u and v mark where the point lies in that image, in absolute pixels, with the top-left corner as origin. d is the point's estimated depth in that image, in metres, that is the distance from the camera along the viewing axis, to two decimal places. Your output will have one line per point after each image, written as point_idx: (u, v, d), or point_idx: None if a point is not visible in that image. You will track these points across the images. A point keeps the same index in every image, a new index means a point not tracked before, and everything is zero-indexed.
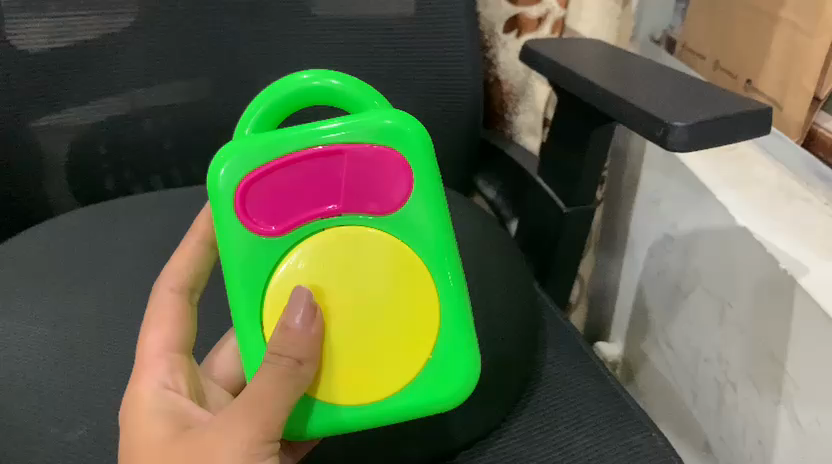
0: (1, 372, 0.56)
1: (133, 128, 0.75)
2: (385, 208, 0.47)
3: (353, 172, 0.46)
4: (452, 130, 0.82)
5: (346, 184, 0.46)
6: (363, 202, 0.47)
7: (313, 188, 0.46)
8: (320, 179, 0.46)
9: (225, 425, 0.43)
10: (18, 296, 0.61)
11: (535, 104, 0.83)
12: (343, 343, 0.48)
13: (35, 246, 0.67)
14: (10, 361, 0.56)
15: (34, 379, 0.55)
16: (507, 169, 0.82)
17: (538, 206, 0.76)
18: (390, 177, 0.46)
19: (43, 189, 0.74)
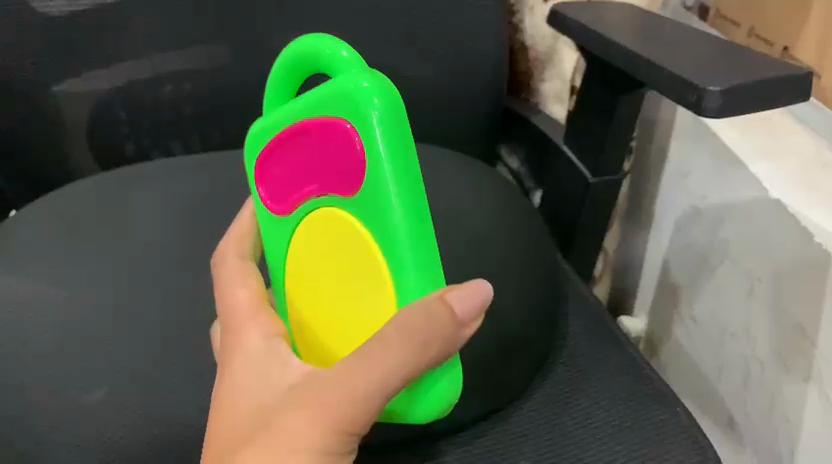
0: (22, 335, 0.56)
1: (153, 94, 0.74)
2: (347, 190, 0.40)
3: (322, 147, 0.41)
4: (475, 98, 0.80)
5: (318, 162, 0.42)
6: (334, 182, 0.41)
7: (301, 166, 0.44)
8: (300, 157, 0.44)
9: (319, 386, 0.40)
10: (39, 259, 0.61)
11: (560, 71, 0.80)
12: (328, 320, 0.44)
13: (55, 210, 0.66)
14: (31, 327, 0.56)
15: (55, 342, 0.55)
16: (532, 138, 0.80)
17: (562, 176, 0.74)
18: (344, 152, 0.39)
19: (63, 155, 0.74)
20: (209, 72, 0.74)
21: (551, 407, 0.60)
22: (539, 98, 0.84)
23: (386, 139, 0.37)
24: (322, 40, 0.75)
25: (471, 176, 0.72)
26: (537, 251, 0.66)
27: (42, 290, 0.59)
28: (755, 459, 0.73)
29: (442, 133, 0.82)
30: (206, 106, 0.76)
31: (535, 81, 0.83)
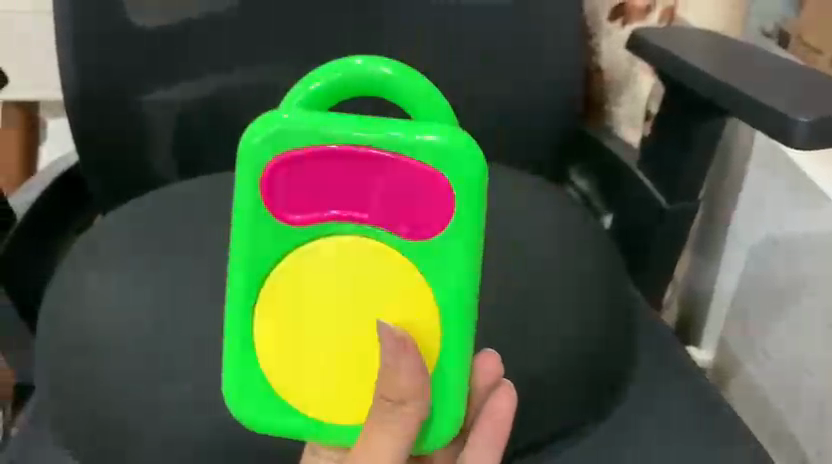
0: (103, 333, 0.58)
1: (234, 106, 0.76)
2: (415, 234, 0.39)
3: (391, 185, 0.38)
4: (548, 120, 0.80)
5: (381, 193, 0.38)
6: (418, 228, 0.39)
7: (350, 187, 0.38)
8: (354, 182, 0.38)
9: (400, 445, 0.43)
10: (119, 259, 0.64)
11: (636, 92, 0.79)
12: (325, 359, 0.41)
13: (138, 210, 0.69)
14: (112, 326, 0.58)
15: (134, 342, 0.57)
16: (605, 162, 0.80)
17: (636, 203, 0.73)
18: (434, 201, 0.38)
19: (150, 162, 0.76)
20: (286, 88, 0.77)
21: (619, 434, 0.60)
22: (611, 119, 0.83)
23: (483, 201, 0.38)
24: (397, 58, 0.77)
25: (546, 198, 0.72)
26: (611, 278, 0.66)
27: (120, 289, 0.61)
28: None
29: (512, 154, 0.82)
30: None
31: (610, 113, 0.83)
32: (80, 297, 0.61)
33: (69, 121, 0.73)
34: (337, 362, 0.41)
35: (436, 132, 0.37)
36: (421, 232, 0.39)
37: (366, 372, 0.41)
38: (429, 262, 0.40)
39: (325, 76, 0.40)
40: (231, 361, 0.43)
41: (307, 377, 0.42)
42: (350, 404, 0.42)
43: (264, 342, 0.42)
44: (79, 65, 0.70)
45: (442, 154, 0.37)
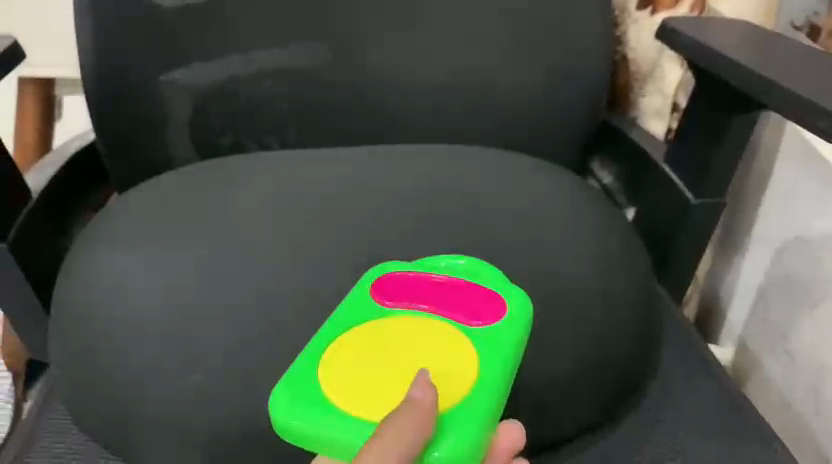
0: (115, 313, 0.57)
1: (253, 89, 0.75)
2: (469, 318, 0.45)
3: (462, 296, 0.46)
4: (571, 109, 0.78)
5: (457, 296, 0.46)
6: (479, 314, 0.45)
7: (436, 289, 0.46)
8: (446, 291, 0.46)
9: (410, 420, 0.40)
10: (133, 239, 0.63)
11: (663, 84, 0.77)
12: (372, 372, 0.41)
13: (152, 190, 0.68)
14: (124, 307, 0.57)
15: (146, 324, 0.56)
16: (629, 154, 0.78)
17: (660, 195, 0.72)
18: (485, 304, 0.46)
19: (168, 144, 0.75)
20: (306, 71, 0.75)
21: None
22: (636, 111, 0.81)
23: (529, 313, 0.46)
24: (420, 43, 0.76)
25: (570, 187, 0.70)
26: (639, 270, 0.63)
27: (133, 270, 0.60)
28: None
29: (534, 144, 0.80)
30: (302, 102, 0.76)
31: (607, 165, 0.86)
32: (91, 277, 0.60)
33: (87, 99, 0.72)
34: (376, 381, 0.40)
35: (508, 285, 0.48)
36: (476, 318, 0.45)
37: (402, 377, 0.41)
38: (487, 345, 0.43)
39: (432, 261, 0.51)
40: (285, 383, 0.41)
41: (355, 388, 0.40)
42: (373, 403, 0.39)
43: (330, 364, 0.41)
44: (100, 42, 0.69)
45: (507, 284, 0.48)
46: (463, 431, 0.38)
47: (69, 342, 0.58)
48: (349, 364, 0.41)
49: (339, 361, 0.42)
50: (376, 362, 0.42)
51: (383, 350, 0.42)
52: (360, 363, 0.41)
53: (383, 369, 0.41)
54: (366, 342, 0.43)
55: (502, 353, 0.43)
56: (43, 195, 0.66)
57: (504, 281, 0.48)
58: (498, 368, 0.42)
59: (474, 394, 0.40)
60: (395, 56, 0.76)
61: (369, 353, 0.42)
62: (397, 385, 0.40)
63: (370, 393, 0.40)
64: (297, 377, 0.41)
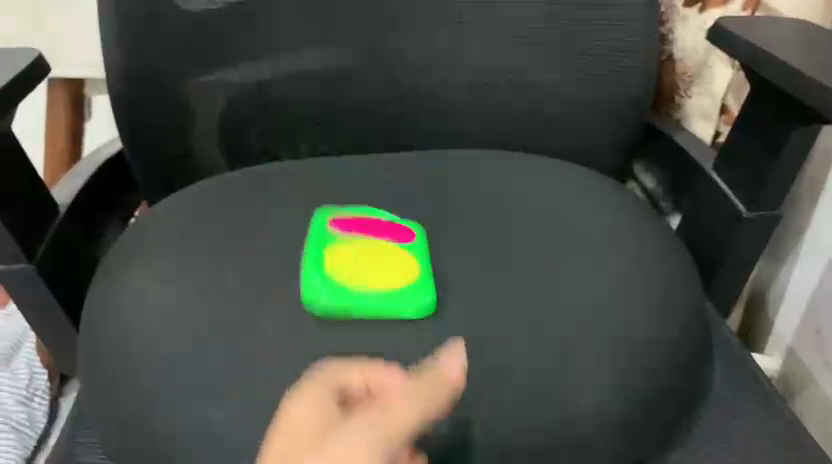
0: None
1: (282, 93, 0.73)
2: (400, 238, 0.58)
3: (380, 228, 0.59)
4: (614, 111, 0.74)
5: (378, 228, 0.59)
6: (397, 233, 0.58)
7: (363, 227, 0.59)
8: (359, 226, 0.59)
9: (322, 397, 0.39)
10: None
11: (712, 85, 0.73)
12: (335, 260, 0.55)
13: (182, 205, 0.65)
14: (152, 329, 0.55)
15: None
16: (676, 160, 0.75)
17: (707, 207, 0.68)
18: (397, 234, 0.59)
19: (196, 148, 0.73)
20: (337, 75, 0.73)
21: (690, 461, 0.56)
22: (682, 112, 0.77)
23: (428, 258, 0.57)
24: (454, 44, 0.72)
25: (617, 194, 0.66)
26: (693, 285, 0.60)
27: None
28: None
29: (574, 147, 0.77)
30: (333, 104, 0.74)
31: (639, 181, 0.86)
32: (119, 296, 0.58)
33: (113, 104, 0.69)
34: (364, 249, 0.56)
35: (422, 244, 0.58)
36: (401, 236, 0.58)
37: (402, 272, 0.54)
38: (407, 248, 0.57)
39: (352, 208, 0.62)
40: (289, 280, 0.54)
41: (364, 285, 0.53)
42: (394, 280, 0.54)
43: (340, 259, 0.55)
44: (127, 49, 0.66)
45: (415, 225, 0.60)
46: (399, 304, 0.52)
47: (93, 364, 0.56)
48: (356, 267, 0.55)
49: (339, 260, 0.55)
50: (367, 261, 0.56)
51: (369, 257, 0.56)
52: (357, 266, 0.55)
53: (385, 263, 0.55)
54: (370, 249, 0.57)
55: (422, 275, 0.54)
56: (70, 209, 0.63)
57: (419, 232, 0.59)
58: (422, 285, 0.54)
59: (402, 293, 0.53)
60: (428, 58, 0.73)
61: (356, 258, 0.56)
62: (392, 275, 0.54)
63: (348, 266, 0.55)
64: (314, 279, 0.54)
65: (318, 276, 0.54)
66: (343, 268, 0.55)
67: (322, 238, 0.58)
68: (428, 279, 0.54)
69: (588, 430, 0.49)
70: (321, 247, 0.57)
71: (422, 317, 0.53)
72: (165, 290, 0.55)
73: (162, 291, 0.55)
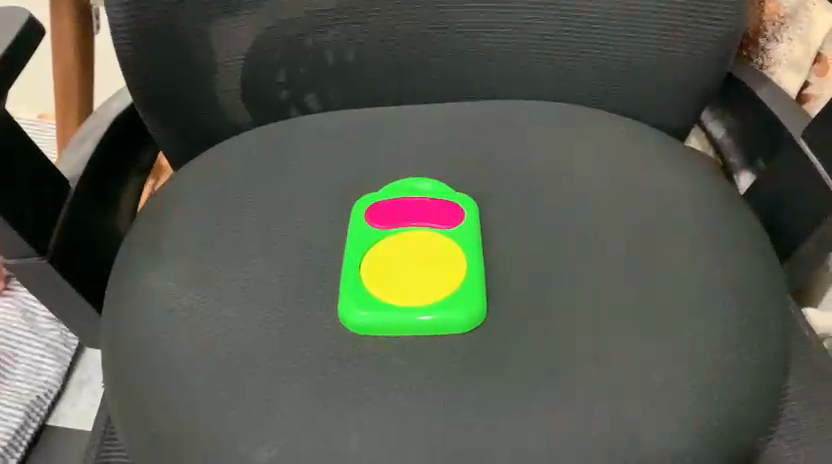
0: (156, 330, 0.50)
1: (314, 35, 0.63)
2: (448, 224, 0.52)
3: (430, 212, 0.53)
4: (697, 61, 0.64)
5: (428, 212, 0.53)
6: (448, 220, 0.52)
7: (413, 210, 0.53)
8: (402, 212, 0.53)
9: None
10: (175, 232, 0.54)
11: (807, 33, 0.64)
12: (382, 271, 0.50)
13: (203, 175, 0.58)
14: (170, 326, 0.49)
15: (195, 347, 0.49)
16: (753, 119, 0.67)
17: (799, 183, 0.61)
18: (448, 213, 0.53)
19: (217, 104, 0.66)
20: (376, 13, 0.62)
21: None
22: (767, 60, 0.67)
23: (481, 238, 0.52)
24: None
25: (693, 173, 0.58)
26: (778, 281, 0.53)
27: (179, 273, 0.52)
28: None
29: (643, 96, 0.68)
30: (370, 44, 0.64)
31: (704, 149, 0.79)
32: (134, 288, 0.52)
33: (121, 69, 0.60)
34: (409, 255, 0.51)
35: (476, 227, 0.53)
36: (451, 221, 0.52)
37: (444, 286, 0.49)
38: (461, 242, 0.51)
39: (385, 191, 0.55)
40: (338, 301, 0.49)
41: (400, 300, 0.48)
42: (433, 294, 0.49)
43: (373, 270, 0.50)
44: (128, 7, 0.56)
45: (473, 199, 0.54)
46: (456, 314, 0.47)
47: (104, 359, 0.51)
48: (392, 277, 0.50)
49: (376, 273, 0.50)
50: (406, 265, 0.51)
51: (408, 258, 0.51)
52: (395, 274, 0.50)
53: (422, 269, 0.50)
54: (406, 250, 0.51)
55: (477, 273, 0.50)
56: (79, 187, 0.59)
57: (471, 210, 0.54)
58: (477, 280, 0.49)
59: (451, 305, 0.48)
60: None
61: (394, 262, 0.51)
62: (434, 285, 0.49)
63: (399, 274, 0.50)
64: (351, 295, 0.49)
65: (351, 299, 0.48)
66: (380, 280, 0.50)
67: (364, 231, 0.52)
68: (472, 282, 0.49)
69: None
70: (361, 253, 0.51)
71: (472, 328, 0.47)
72: (195, 299, 0.50)
73: (191, 300, 0.50)
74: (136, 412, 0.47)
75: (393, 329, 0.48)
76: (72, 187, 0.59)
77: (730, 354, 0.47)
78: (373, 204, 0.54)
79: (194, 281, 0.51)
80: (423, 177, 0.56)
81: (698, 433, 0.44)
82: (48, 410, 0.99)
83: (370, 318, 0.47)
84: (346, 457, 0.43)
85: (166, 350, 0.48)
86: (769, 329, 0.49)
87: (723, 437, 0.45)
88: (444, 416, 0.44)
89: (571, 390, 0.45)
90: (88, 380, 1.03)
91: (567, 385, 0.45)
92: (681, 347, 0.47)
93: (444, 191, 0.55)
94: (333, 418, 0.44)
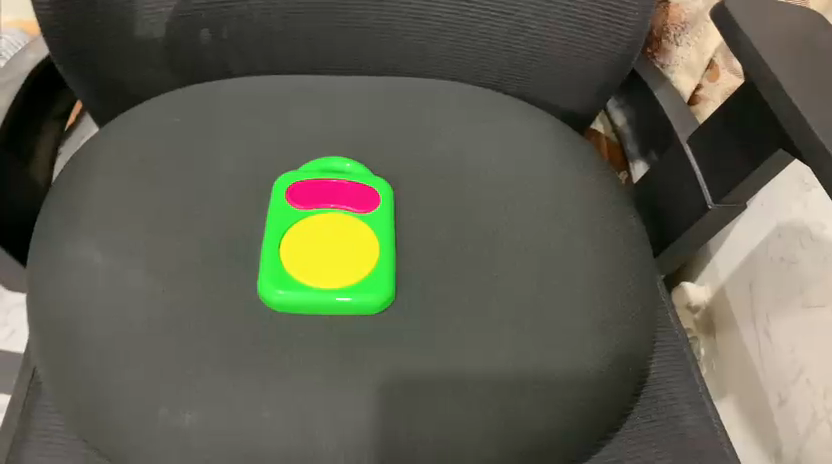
0: (77, 297, 0.53)
1: (237, 7, 0.63)
2: (363, 209, 0.58)
3: (347, 195, 0.58)
4: (599, 64, 0.68)
5: (344, 195, 0.58)
6: (363, 204, 0.58)
7: (331, 192, 0.58)
8: (321, 195, 0.58)
9: None
10: (100, 202, 0.57)
11: (703, 43, 0.69)
12: (301, 251, 0.55)
13: (125, 150, 0.60)
14: (89, 292, 0.53)
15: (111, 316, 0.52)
16: (649, 116, 0.73)
17: (679, 183, 0.69)
18: (364, 197, 0.58)
19: (144, 68, 0.66)
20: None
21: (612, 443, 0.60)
22: (667, 61, 0.74)
23: (392, 225, 0.58)
24: None
25: (587, 172, 0.64)
26: (647, 278, 0.60)
27: (98, 242, 0.55)
28: None
29: (550, 90, 0.72)
30: (296, 21, 0.65)
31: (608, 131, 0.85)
32: (63, 259, 0.55)
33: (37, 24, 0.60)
34: (328, 237, 0.57)
35: (387, 213, 0.58)
36: (365, 206, 0.58)
37: (357, 269, 0.54)
38: (374, 226, 0.57)
39: (306, 170, 0.60)
40: (259, 276, 0.54)
41: (319, 278, 0.54)
42: (347, 275, 0.54)
43: (292, 250, 0.55)
44: None
45: (387, 185, 0.59)
46: (365, 297, 0.53)
47: (30, 318, 0.54)
48: (310, 257, 0.55)
49: (295, 253, 0.55)
50: (323, 246, 0.56)
51: (326, 239, 0.56)
52: (314, 254, 0.55)
53: (339, 250, 0.56)
54: (326, 230, 0.57)
55: (386, 258, 0.55)
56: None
57: (386, 196, 0.59)
58: (385, 265, 0.55)
59: (361, 288, 0.53)
60: None
61: (313, 242, 0.56)
62: (349, 267, 0.55)
63: (319, 254, 0.56)
64: (270, 272, 0.53)
65: (268, 278, 0.53)
66: (300, 259, 0.55)
67: (284, 211, 0.57)
68: (382, 267, 0.55)
69: (533, 445, 0.52)
70: (282, 232, 0.56)
71: (375, 311, 0.53)
72: (116, 273, 0.53)
73: (114, 273, 0.53)
74: (65, 378, 0.51)
75: (309, 306, 0.53)
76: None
77: (592, 341, 0.54)
78: (291, 185, 0.58)
79: (117, 254, 0.54)
80: (342, 159, 0.61)
81: (557, 411, 0.52)
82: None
83: (288, 295, 0.52)
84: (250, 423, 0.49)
85: (91, 321, 0.52)
86: (633, 321, 0.57)
87: (576, 416, 0.53)
88: (347, 392, 0.50)
89: (459, 373, 0.52)
90: (2, 300, 1.03)
91: (452, 368, 0.52)
92: (555, 338, 0.54)
93: (361, 173, 0.61)
94: (240, 388, 0.50)
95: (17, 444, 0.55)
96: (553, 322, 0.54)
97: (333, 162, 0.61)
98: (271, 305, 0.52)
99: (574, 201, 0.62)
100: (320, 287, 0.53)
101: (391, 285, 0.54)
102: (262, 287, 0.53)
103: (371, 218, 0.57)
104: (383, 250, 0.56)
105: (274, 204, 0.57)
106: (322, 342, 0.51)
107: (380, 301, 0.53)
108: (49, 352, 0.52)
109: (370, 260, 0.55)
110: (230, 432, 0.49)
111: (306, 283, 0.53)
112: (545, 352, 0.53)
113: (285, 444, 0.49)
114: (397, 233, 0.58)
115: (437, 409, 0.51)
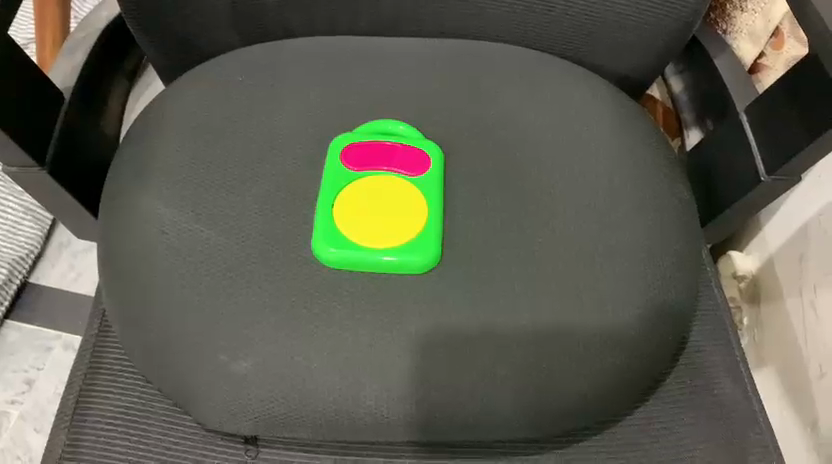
0: (143, 246, 0.57)
1: None
2: (414, 172, 0.59)
3: (399, 158, 0.60)
4: (658, 31, 0.67)
5: (396, 158, 0.60)
6: (414, 167, 0.59)
7: (384, 155, 0.60)
8: (374, 157, 0.60)
9: None
10: (165, 156, 0.60)
11: (768, 9, 0.67)
12: (353, 211, 0.58)
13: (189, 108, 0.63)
14: (154, 240, 0.57)
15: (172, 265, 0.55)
16: (707, 84, 0.72)
17: (733, 154, 0.68)
18: (415, 160, 0.60)
19: (208, 28, 0.69)
20: None
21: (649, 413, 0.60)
22: (730, 27, 0.73)
23: (442, 188, 0.59)
24: None
25: (640, 142, 0.64)
26: (691, 250, 0.61)
27: (163, 195, 0.58)
28: (808, 447, 0.75)
29: (606, 56, 0.71)
30: None
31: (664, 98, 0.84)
32: (130, 209, 0.58)
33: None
34: (381, 199, 0.59)
35: (437, 176, 0.59)
36: (416, 169, 0.59)
37: (405, 231, 0.56)
38: (423, 189, 0.58)
39: (360, 132, 0.61)
40: (312, 233, 0.56)
41: (370, 237, 0.56)
42: (396, 236, 0.56)
43: (344, 209, 0.57)
44: None
45: (438, 149, 0.61)
46: (411, 258, 0.55)
47: (101, 261, 0.58)
48: (361, 217, 0.57)
49: (347, 212, 0.57)
50: (375, 208, 0.58)
51: (378, 200, 0.59)
52: (365, 215, 0.58)
53: (389, 211, 0.58)
54: (377, 192, 0.59)
55: (434, 221, 0.57)
56: (73, 99, 0.65)
57: (437, 159, 0.60)
58: (432, 228, 0.57)
59: (408, 249, 0.55)
60: None
61: (365, 203, 0.58)
62: (398, 228, 0.57)
63: (370, 215, 0.58)
64: (323, 229, 0.56)
65: (321, 235, 0.56)
66: (352, 217, 0.57)
67: (337, 171, 0.59)
68: (429, 230, 0.56)
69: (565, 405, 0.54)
70: (334, 192, 0.58)
71: (420, 272, 0.55)
72: (181, 226, 0.57)
73: (179, 226, 0.57)
74: (131, 319, 0.55)
75: (358, 263, 0.55)
76: (67, 99, 0.65)
77: (630, 310, 0.55)
78: (346, 146, 0.60)
79: (181, 207, 0.57)
80: (397, 122, 0.63)
81: (590, 376, 0.54)
82: (31, 267, 1.06)
83: (339, 252, 0.55)
84: (298, 371, 0.52)
85: (157, 270, 0.56)
86: (676, 293, 0.58)
87: (609, 381, 0.54)
88: (394, 348, 0.53)
89: (502, 336, 0.54)
90: (71, 242, 1.09)
91: (492, 330, 0.54)
92: (594, 306, 0.55)
93: (413, 136, 0.62)
94: (290, 339, 0.53)
95: (89, 378, 0.60)
96: (593, 290, 0.55)
97: (387, 125, 0.62)
98: (323, 262, 0.55)
99: (624, 170, 0.62)
100: (369, 247, 0.56)
101: (437, 248, 0.56)
102: (316, 243, 0.56)
103: (421, 180, 0.59)
104: (431, 213, 0.57)
105: (328, 164, 0.60)
106: (371, 300, 0.54)
107: (425, 264, 0.55)
108: (116, 295, 0.57)
109: (418, 223, 0.57)
110: (283, 379, 0.52)
111: (356, 242, 0.56)
112: (588, 320, 0.55)
113: (334, 393, 0.52)
114: (445, 196, 0.59)
115: (474, 366, 0.53)
